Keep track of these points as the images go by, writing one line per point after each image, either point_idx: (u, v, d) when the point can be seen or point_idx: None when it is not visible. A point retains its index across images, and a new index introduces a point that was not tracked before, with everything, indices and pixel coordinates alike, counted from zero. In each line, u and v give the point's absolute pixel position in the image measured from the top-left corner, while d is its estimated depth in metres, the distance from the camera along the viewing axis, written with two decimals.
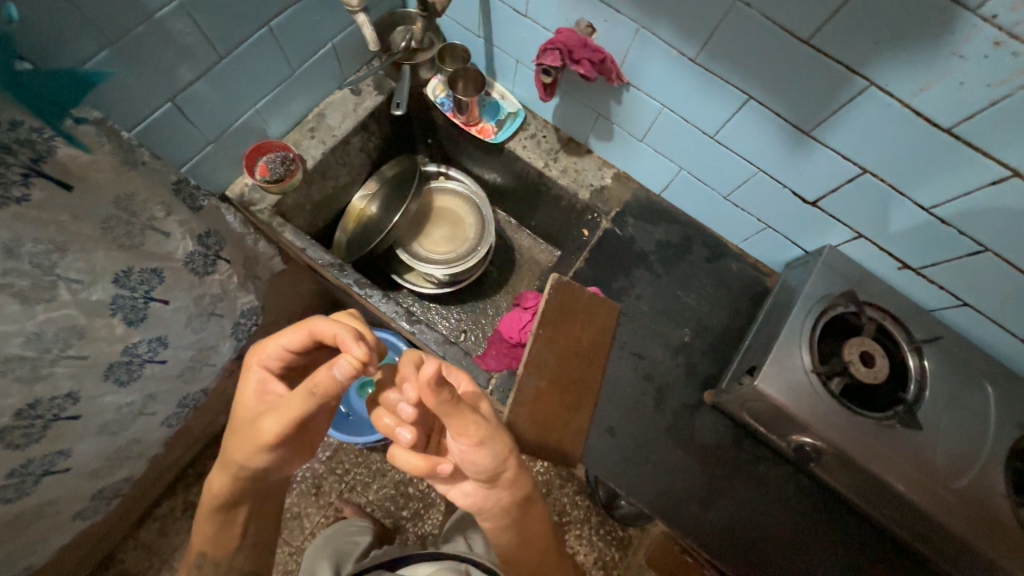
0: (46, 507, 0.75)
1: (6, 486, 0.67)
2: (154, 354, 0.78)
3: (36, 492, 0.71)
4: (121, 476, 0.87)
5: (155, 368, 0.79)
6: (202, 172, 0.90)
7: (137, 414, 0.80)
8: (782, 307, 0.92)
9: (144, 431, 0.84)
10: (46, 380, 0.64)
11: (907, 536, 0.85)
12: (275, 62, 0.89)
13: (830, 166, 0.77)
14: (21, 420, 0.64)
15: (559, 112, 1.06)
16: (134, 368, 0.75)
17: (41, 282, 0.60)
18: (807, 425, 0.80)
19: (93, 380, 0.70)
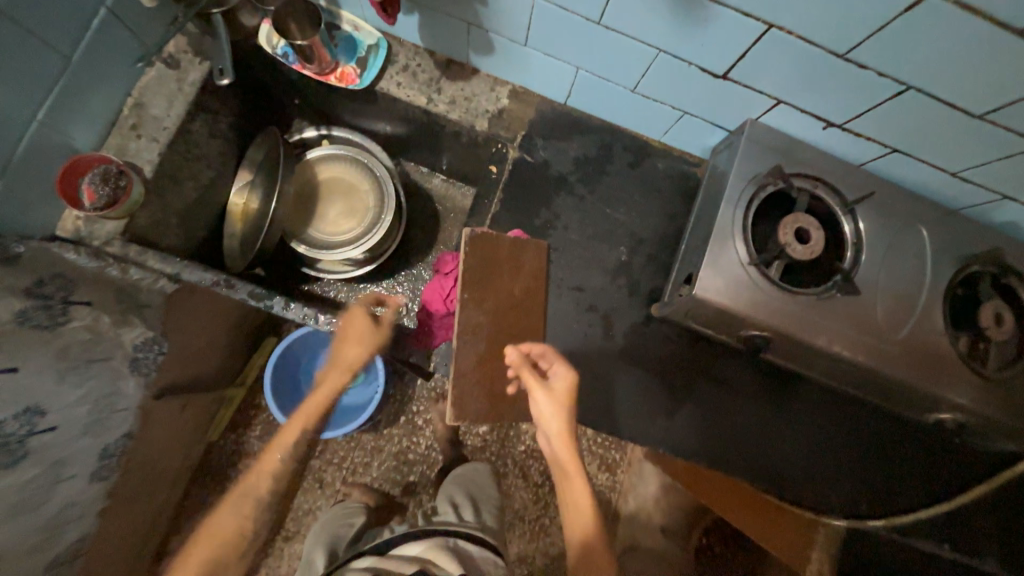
0: None
1: None
2: (35, 426, 0.68)
3: None
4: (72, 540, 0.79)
5: (45, 438, 0.70)
6: (10, 219, 0.73)
7: (52, 484, 0.72)
8: (713, 198, 0.86)
9: (76, 494, 0.77)
10: None
11: (854, 390, 0.89)
12: (30, 54, 0.69)
13: (733, 30, 0.65)
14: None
15: (423, 30, 0.88)
16: (16, 446, 0.66)
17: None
18: (754, 320, 0.77)
19: None
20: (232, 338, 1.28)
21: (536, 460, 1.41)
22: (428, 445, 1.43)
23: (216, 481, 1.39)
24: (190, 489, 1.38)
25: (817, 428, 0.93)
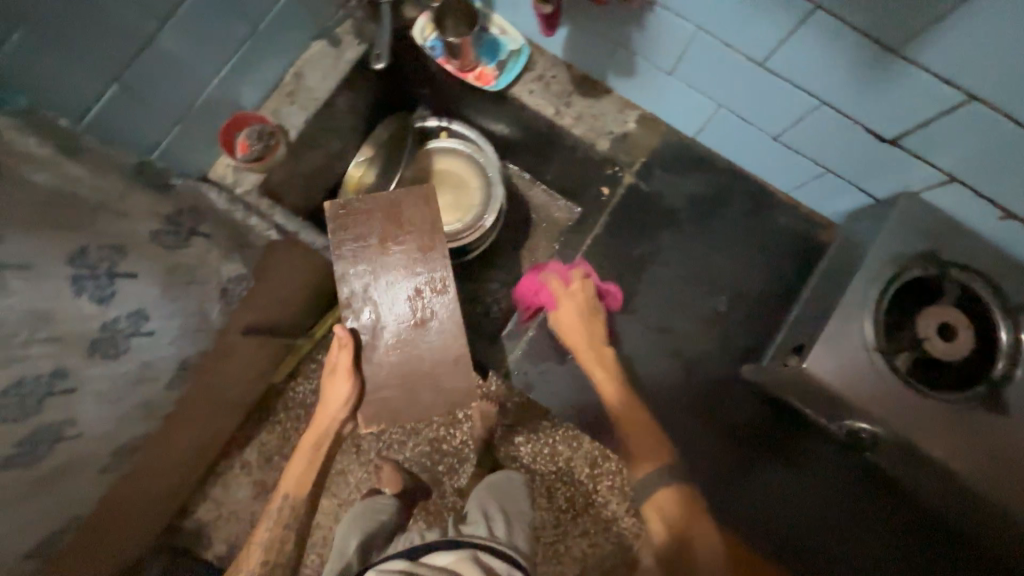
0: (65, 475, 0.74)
1: (18, 454, 0.65)
2: (139, 327, 0.71)
3: (50, 455, 0.69)
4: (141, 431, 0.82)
5: (141, 341, 0.72)
6: (178, 157, 0.83)
7: (135, 382, 0.74)
8: (841, 269, 0.78)
9: (153, 394, 0.79)
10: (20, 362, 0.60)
11: (968, 526, 0.76)
12: (229, 18, 0.77)
13: (921, 95, 0.59)
14: (9, 397, 0.61)
15: (569, 44, 0.88)
16: (119, 341, 0.69)
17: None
18: (866, 410, 0.69)
19: (76, 357, 0.65)
20: (312, 295, 1.37)
21: (564, 486, 1.36)
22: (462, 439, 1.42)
23: (269, 420, 1.50)
24: (247, 420, 1.49)
25: (892, 545, 0.83)
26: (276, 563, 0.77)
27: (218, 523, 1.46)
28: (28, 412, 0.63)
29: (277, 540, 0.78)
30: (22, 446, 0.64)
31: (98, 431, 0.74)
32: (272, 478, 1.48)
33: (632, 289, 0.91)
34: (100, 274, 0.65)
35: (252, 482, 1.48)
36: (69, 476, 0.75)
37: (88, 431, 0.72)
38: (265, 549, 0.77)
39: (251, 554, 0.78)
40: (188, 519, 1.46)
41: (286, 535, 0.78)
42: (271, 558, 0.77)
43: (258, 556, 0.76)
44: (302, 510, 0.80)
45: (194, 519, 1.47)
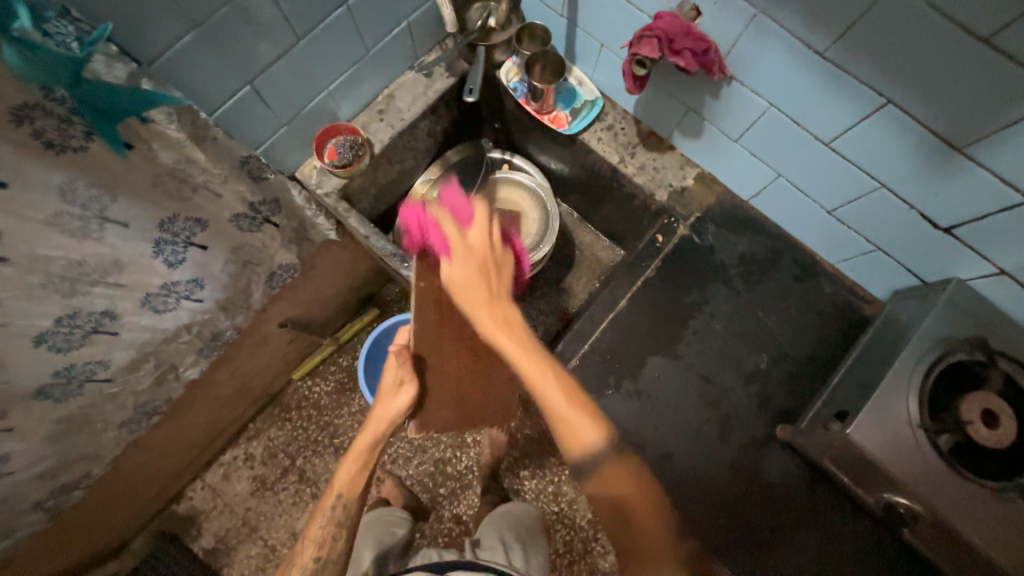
0: (92, 416, 0.84)
1: (54, 384, 0.71)
2: (190, 293, 0.81)
3: (80, 394, 0.77)
4: (160, 394, 0.94)
5: (189, 304, 0.82)
6: (275, 154, 0.90)
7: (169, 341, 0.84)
8: (885, 343, 0.81)
9: (181, 353, 0.89)
10: (83, 296, 0.67)
11: None
12: (350, 43, 0.86)
13: (979, 191, 0.64)
14: (62, 327, 0.66)
15: (642, 103, 0.96)
16: (169, 301, 0.78)
17: (88, 223, 0.62)
18: (903, 484, 0.71)
19: (131, 305, 0.73)
20: (349, 297, 1.41)
21: (564, 529, 1.34)
22: (467, 465, 1.41)
23: (281, 415, 1.50)
24: (260, 413, 1.50)
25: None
26: (327, 559, 0.73)
27: (209, 515, 1.43)
28: (71, 345, 0.69)
29: (328, 539, 0.74)
30: (58, 377, 0.71)
31: (121, 379, 0.82)
32: (272, 476, 1.46)
33: (676, 336, 0.93)
34: (178, 240, 0.74)
35: (252, 477, 1.45)
36: (87, 419, 0.81)
37: (111, 375, 0.80)
38: (316, 547, 0.73)
39: (305, 552, 0.74)
40: (181, 504, 1.43)
41: (339, 534, 0.74)
42: (324, 556, 0.73)
43: (309, 556, 0.73)
44: (353, 518, 0.75)
45: (187, 505, 1.43)
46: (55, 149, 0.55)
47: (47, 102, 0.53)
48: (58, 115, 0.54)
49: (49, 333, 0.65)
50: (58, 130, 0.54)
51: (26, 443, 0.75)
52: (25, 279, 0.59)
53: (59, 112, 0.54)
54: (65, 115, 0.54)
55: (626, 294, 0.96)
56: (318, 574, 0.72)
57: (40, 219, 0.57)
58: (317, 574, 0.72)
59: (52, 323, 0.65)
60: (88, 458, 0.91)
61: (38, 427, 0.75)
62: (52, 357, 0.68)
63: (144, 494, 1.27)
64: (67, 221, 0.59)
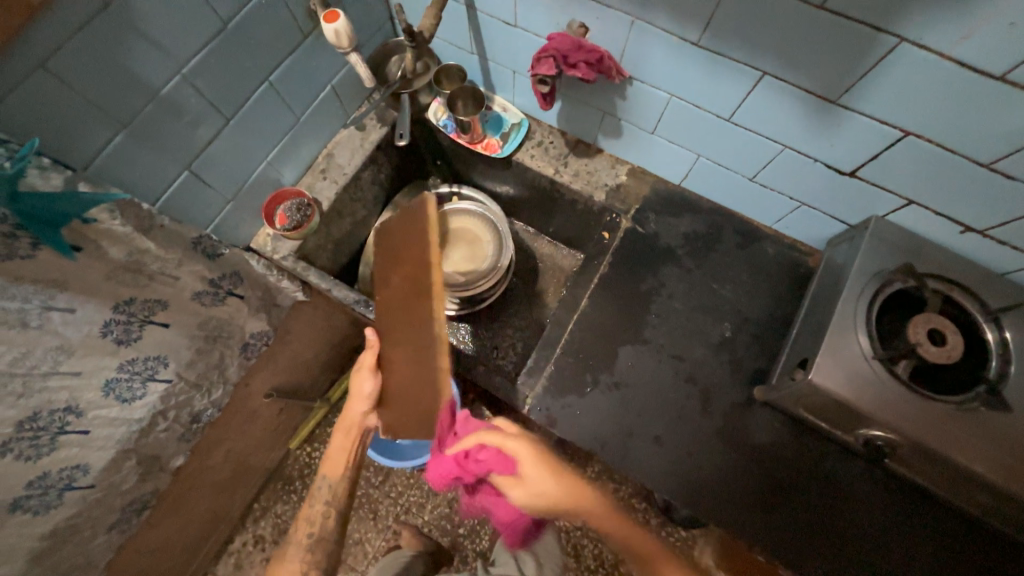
0: (76, 526, 0.82)
1: (30, 496, 0.70)
2: (155, 372, 0.81)
3: (61, 503, 0.76)
4: (148, 488, 0.93)
5: (158, 386, 0.82)
6: (226, 229, 0.94)
7: (149, 431, 0.85)
8: (829, 288, 0.85)
9: (165, 438, 0.90)
10: (41, 394, 0.66)
11: (989, 517, 0.81)
12: (279, 114, 0.92)
13: (865, 134, 0.71)
14: (25, 432, 0.66)
15: (563, 116, 1.03)
16: (135, 386, 0.78)
17: (42, 325, 0.64)
18: (874, 415, 0.73)
19: (93, 395, 0.73)
20: (331, 354, 1.42)
21: (591, 543, 1.32)
22: None
23: (285, 488, 1.47)
24: (262, 490, 1.47)
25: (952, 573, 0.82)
26: (321, 534, 0.78)
27: None
28: (41, 452, 0.69)
29: (320, 516, 0.80)
30: (33, 488, 0.70)
31: (105, 482, 0.81)
32: None
33: (642, 321, 0.97)
34: (134, 319, 0.75)
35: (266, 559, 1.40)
36: (73, 525, 0.80)
37: (94, 480, 0.79)
38: (311, 525, 0.79)
39: (300, 531, 0.79)
40: None
41: (330, 511, 0.80)
42: (318, 530, 0.78)
43: (303, 531, 0.78)
44: (343, 497, 0.81)
45: None
46: (1, 259, 0.58)
47: None
48: (3, 233, 0.57)
49: (13, 441, 0.65)
50: (4, 242, 0.58)
51: (13, 567, 0.74)
52: None
53: (3, 229, 0.57)
54: (10, 232, 0.58)
55: (586, 292, 1.00)
56: (313, 552, 0.77)
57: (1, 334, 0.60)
58: (314, 551, 0.77)
59: (14, 429, 0.64)
60: (82, 567, 0.89)
61: (20, 547, 0.73)
62: (23, 468, 0.67)
63: None
64: (14, 322, 0.61)
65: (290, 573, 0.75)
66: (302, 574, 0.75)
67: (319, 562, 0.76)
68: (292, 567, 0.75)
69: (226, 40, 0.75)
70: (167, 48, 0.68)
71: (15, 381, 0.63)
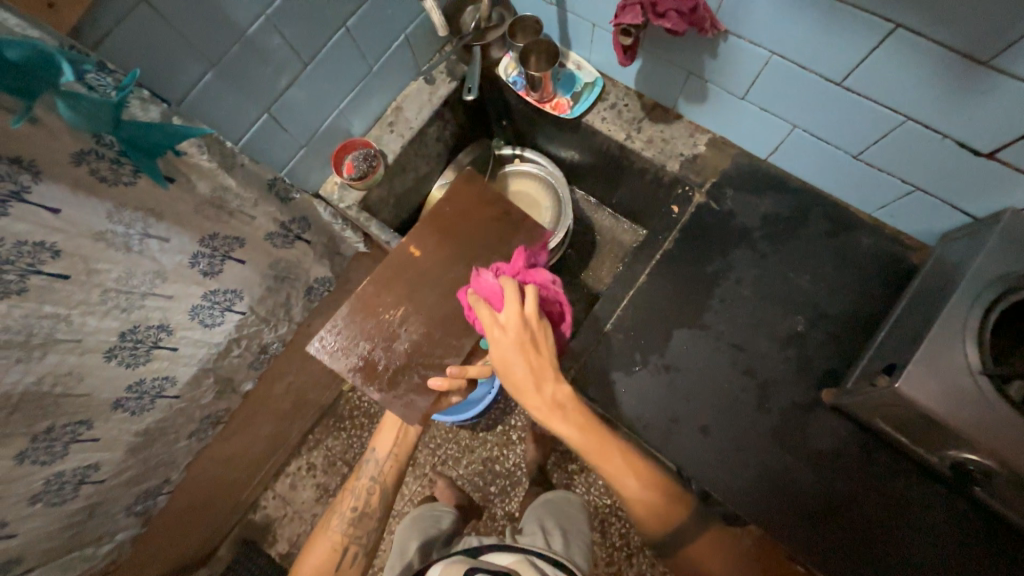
0: (164, 428, 0.93)
1: (129, 398, 0.81)
2: (231, 305, 0.88)
3: (152, 406, 0.86)
4: (221, 404, 1.03)
5: (234, 317, 0.90)
6: (298, 174, 0.98)
7: (224, 354, 0.94)
8: (934, 290, 0.74)
9: (237, 363, 0.99)
10: (139, 311, 0.74)
11: None
12: (353, 62, 0.93)
13: (1018, 107, 0.59)
14: (127, 341, 0.75)
15: (642, 75, 0.95)
16: (216, 313, 0.86)
17: (141, 248, 0.71)
18: (970, 438, 0.64)
19: (181, 316, 0.81)
20: None
21: (620, 522, 1.31)
22: (515, 462, 1.41)
23: (336, 425, 1.58)
24: (317, 424, 1.59)
25: None
26: (364, 511, 0.82)
27: (282, 522, 1.52)
28: (138, 362, 0.78)
29: (366, 491, 0.84)
30: (131, 391, 0.80)
31: (188, 394, 0.92)
32: (334, 483, 1.54)
33: (703, 305, 0.91)
34: (217, 253, 0.81)
35: (316, 484, 1.54)
36: (160, 425, 0.92)
37: (179, 392, 0.89)
38: (354, 499, 0.83)
39: (346, 500, 0.84)
40: (256, 513, 1.54)
41: (374, 489, 0.84)
42: (361, 506, 0.83)
43: (349, 505, 0.83)
44: (388, 480, 0.85)
45: (261, 514, 1.54)
46: (108, 184, 0.64)
47: (99, 148, 0.62)
48: (109, 159, 0.63)
49: (117, 348, 0.74)
50: (111, 167, 0.63)
51: (114, 455, 0.86)
52: (100, 305, 0.69)
53: (110, 155, 0.63)
54: (114, 158, 0.63)
55: (644, 268, 0.94)
56: (355, 526, 0.81)
57: (109, 254, 0.67)
58: (356, 526, 0.81)
59: (117, 338, 0.73)
60: (166, 463, 1.02)
61: (120, 440, 0.85)
62: (123, 372, 0.77)
63: (222, 503, 1.38)
64: (119, 242, 0.68)
65: (331, 543, 0.79)
66: (342, 544, 0.79)
67: (359, 537, 0.80)
68: (334, 536, 0.80)
69: None
70: None
71: (120, 297, 0.71)
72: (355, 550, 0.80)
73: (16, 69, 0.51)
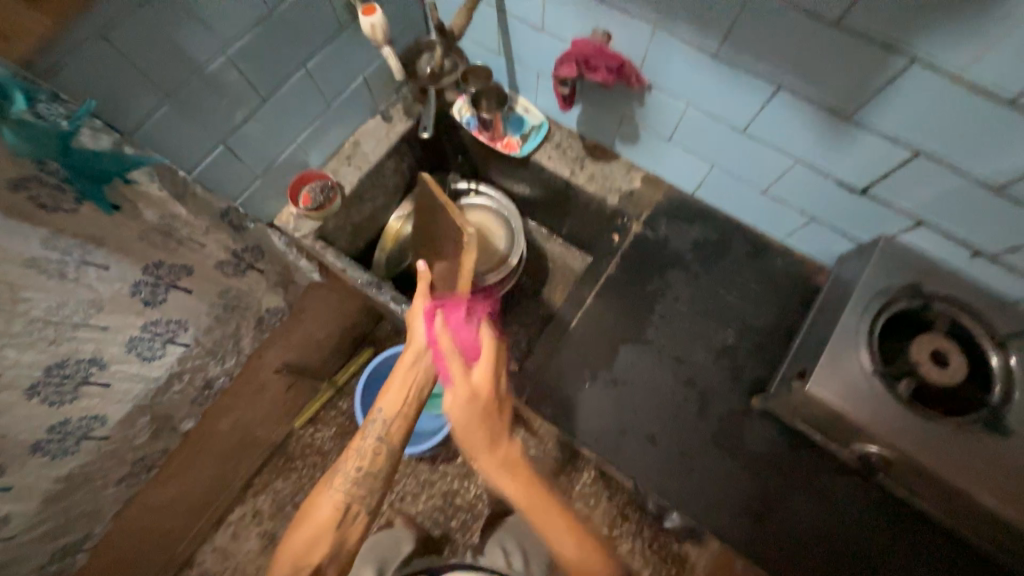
0: (89, 473, 0.86)
1: (50, 440, 0.75)
2: (174, 336, 0.86)
3: (77, 448, 0.80)
4: (156, 445, 0.97)
5: (177, 350, 0.87)
6: (253, 204, 0.99)
7: (163, 390, 0.89)
8: (835, 305, 0.85)
9: (178, 399, 0.95)
10: (69, 343, 0.71)
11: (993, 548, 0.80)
12: (312, 99, 0.97)
13: (877, 152, 0.72)
14: (52, 377, 0.71)
15: (583, 119, 1.06)
16: (156, 346, 0.83)
17: (76, 278, 0.68)
18: (870, 432, 0.74)
19: (117, 349, 0.78)
20: (340, 339, 1.45)
21: None
22: (476, 493, 1.40)
23: (285, 466, 1.50)
24: (264, 465, 1.49)
25: None
26: (369, 472, 0.74)
27: None
28: (64, 399, 0.74)
29: (371, 451, 0.75)
30: (53, 433, 0.75)
31: (120, 435, 0.86)
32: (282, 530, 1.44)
33: (645, 324, 0.98)
34: (161, 282, 0.80)
35: (262, 533, 1.43)
36: (84, 471, 0.85)
37: (109, 433, 0.84)
38: (359, 459, 0.75)
39: (347, 462, 0.75)
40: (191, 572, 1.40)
41: (381, 449, 0.75)
42: (367, 466, 0.74)
43: (352, 465, 0.74)
44: (395, 440, 0.77)
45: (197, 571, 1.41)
46: (47, 210, 0.62)
47: (42, 174, 0.61)
48: (52, 185, 0.62)
49: (40, 384, 0.70)
50: (53, 193, 0.62)
51: (28, 506, 0.79)
52: (24, 337, 0.65)
53: (53, 182, 0.62)
54: (58, 185, 0.63)
55: (591, 292, 1.02)
56: (359, 487, 0.74)
57: (39, 281, 0.64)
58: (359, 487, 0.74)
59: (42, 373, 0.69)
60: (89, 514, 0.93)
61: (37, 488, 0.78)
62: (46, 412, 0.72)
63: (151, 561, 1.25)
64: (55, 271, 0.66)
65: (334, 501, 0.73)
66: (345, 505, 0.73)
67: (364, 498, 0.74)
68: (337, 497, 0.73)
69: (270, 25, 0.80)
70: (216, 30, 0.73)
71: (49, 329, 0.68)
72: (358, 510, 0.74)
73: None
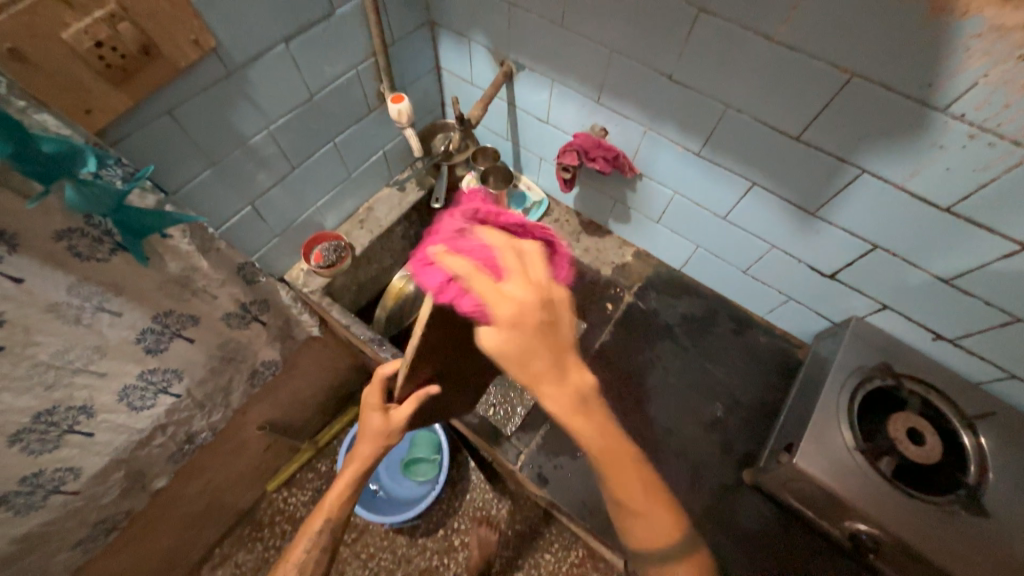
0: (48, 532, 0.82)
1: (19, 493, 0.72)
2: (167, 386, 0.86)
3: (44, 502, 0.77)
4: (123, 504, 0.92)
5: (168, 399, 0.88)
6: (267, 260, 1.04)
7: (143, 443, 0.88)
8: (814, 380, 0.91)
9: (156, 453, 0.92)
10: (65, 389, 0.71)
11: None
12: (336, 169, 1.07)
13: (841, 242, 0.82)
14: (39, 424, 0.70)
15: (580, 199, 1.17)
16: (148, 396, 0.83)
17: (87, 324, 0.70)
18: (856, 508, 0.75)
19: (109, 397, 0.78)
20: (330, 396, 1.44)
21: None
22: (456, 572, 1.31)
23: (252, 534, 1.40)
24: (227, 535, 1.39)
25: None
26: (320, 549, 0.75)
27: None
28: (44, 448, 0.72)
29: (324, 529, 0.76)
30: (24, 484, 0.72)
31: (89, 491, 0.83)
32: None
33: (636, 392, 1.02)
34: (167, 330, 0.82)
35: None
36: (44, 529, 0.80)
37: (80, 487, 0.81)
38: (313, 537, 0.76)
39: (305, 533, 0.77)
40: None
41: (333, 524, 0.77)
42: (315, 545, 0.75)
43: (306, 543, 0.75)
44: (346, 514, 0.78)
45: None
46: (81, 259, 0.65)
47: (87, 227, 0.65)
48: (93, 236, 0.66)
49: (26, 431, 0.69)
50: (92, 244, 0.66)
51: None
52: (23, 381, 0.66)
53: (94, 233, 0.66)
54: (98, 236, 0.66)
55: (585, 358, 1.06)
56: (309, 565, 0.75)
57: (54, 326, 0.66)
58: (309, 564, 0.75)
59: (30, 419, 0.69)
60: None
61: None
62: (23, 462, 0.70)
63: None
64: (71, 317, 0.68)
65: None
66: None
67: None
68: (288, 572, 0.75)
69: (310, 108, 0.91)
70: (263, 110, 0.83)
71: (49, 373, 0.68)
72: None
73: (47, 159, 0.56)
